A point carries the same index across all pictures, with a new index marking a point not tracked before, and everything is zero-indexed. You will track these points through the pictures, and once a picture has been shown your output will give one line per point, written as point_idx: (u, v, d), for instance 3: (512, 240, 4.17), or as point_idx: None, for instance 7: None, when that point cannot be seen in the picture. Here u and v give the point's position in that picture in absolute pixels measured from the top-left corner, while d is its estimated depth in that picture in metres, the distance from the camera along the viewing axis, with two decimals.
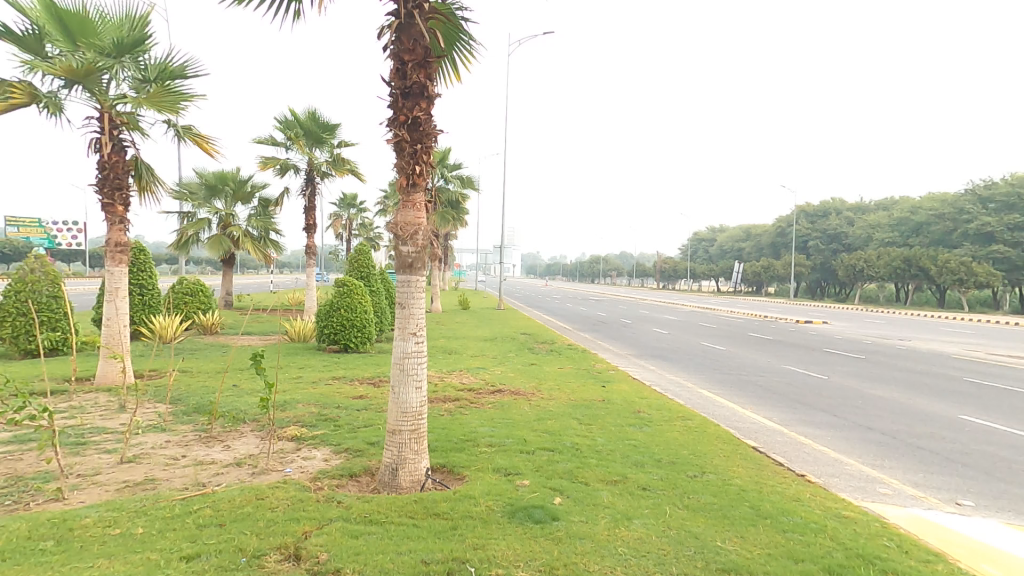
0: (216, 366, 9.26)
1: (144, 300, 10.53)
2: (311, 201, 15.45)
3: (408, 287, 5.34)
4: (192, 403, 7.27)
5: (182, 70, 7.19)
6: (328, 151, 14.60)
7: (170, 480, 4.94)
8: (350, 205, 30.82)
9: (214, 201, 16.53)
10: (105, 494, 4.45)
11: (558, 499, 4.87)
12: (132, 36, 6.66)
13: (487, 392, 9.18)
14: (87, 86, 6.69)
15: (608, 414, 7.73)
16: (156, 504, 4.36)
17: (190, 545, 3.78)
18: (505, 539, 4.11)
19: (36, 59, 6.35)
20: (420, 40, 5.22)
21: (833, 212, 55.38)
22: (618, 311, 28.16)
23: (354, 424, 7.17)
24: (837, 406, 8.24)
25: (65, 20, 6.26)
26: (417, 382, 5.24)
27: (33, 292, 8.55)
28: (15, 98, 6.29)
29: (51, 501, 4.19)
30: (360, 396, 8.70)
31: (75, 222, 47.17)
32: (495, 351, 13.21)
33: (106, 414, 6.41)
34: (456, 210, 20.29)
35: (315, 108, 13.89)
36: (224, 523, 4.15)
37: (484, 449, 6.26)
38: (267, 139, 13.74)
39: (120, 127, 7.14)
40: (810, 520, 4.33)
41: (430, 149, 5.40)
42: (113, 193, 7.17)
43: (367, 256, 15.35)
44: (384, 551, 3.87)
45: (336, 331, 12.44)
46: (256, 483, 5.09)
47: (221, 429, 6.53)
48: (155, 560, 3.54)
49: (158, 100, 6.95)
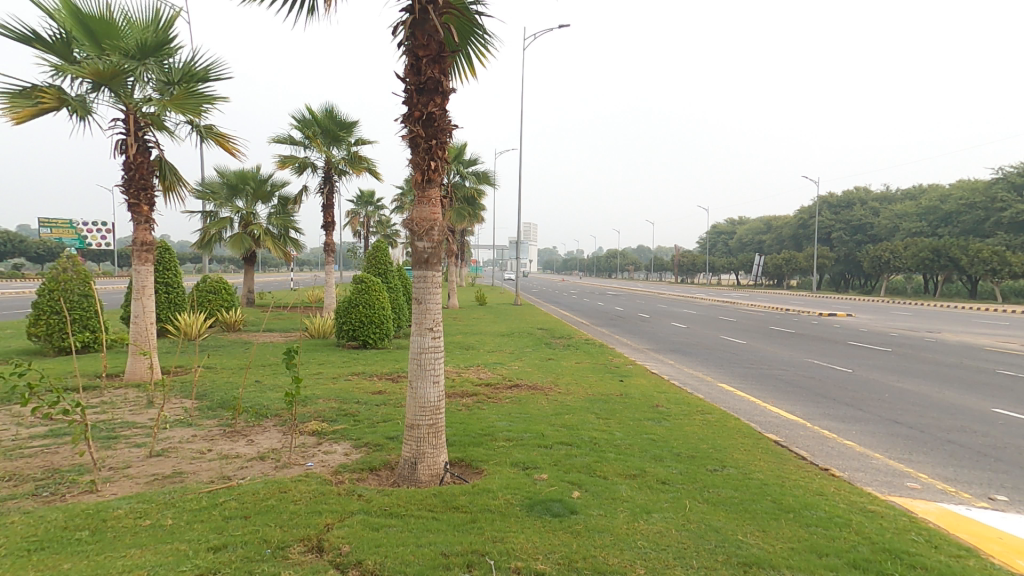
0: (239, 362, 9.42)
1: (169, 298, 10.75)
2: (329, 199, 15.60)
3: (424, 283, 5.36)
4: (217, 399, 7.41)
5: (205, 72, 7.29)
6: (346, 149, 14.74)
7: (197, 473, 5.04)
8: (367, 202, 31.07)
9: (235, 199, 16.76)
10: (136, 486, 4.58)
11: (577, 493, 4.88)
12: (156, 39, 6.75)
13: (504, 387, 9.21)
14: (113, 89, 6.83)
15: (626, 409, 7.70)
16: (185, 496, 4.47)
17: (217, 536, 3.87)
18: (523, 533, 4.13)
19: (64, 63, 6.50)
20: (434, 35, 5.24)
21: (858, 202, 54.26)
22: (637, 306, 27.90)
23: (373, 418, 7.26)
24: (862, 400, 8.10)
25: (91, 24, 6.38)
26: (435, 377, 5.27)
27: (65, 291, 8.74)
28: (44, 103, 6.44)
29: (86, 492, 4.32)
30: (378, 392, 8.81)
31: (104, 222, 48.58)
32: (513, 347, 13.23)
33: (135, 409, 6.57)
34: (473, 206, 20.33)
35: (332, 106, 14.00)
36: (249, 515, 4.24)
37: (501, 444, 6.29)
38: (285, 138, 13.89)
39: (145, 128, 7.29)
40: (834, 514, 4.27)
41: (446, 144, 5.42)
42: (138, 194, 7.31)
43: (384, 253, 15.44)
44: (405, 543, 3.92)
45: (355, 327, 12.57)
46: (279, 477, 5.18)
47: (245, 424, 6.67)
48: (184, 550, 3.63)
49: (182, 102, 7.07)
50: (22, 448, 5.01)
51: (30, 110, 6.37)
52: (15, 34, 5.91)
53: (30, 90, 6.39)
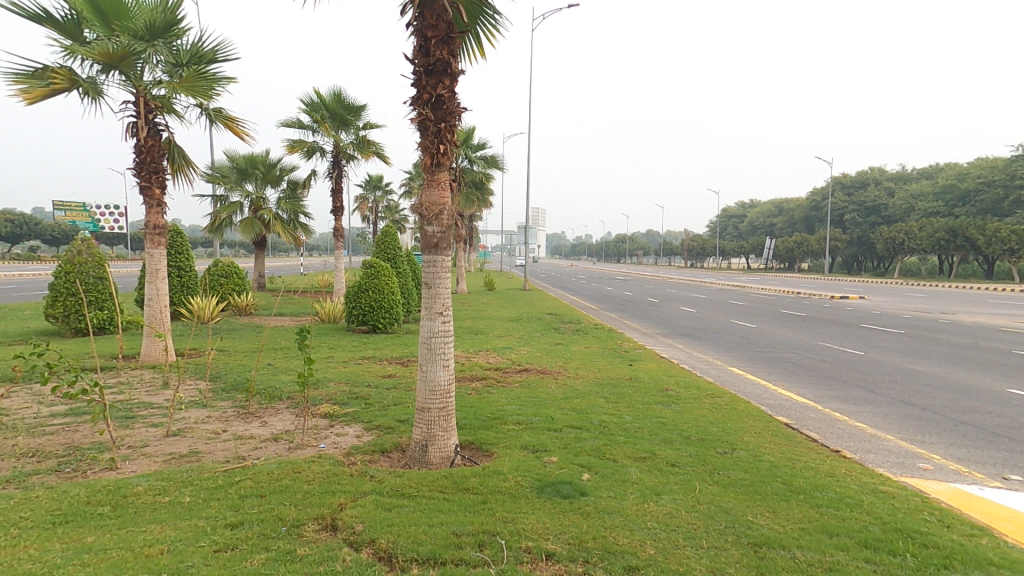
0: (251, 346, 9.52)
1: (182, 282, 10.85)
2: (338, 183, 15.58)
3: (434, 267, 5.35)
4: (230, 381, 7.51)
5: (214, 54, 7.27)
6: (354, 133, 14.70)
7: (213, 453, 5.13)
8: (375, 187, 31.08)
9: (245, 184, 16.80)
10: (154, 464, 4.66)
11: (586, 475, 4.91)
12: (165, 19, 6.72)
13: (513, 371, 9.26)
14: (123, 71, 6.84)
15: (635, 392, 7.73)
16: (202, 475, 4.56)
17: (234, 513, 3.95)
18: (534, 514, 4.17)
19: (74, 44, 6.50)
20: (443, 15, 5.18)
21: (872, 183, 53.51)
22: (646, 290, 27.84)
23: (384, 402, 7.33)
24: (874, 382, 8.05)
25: (101, 4, 6.36)
26: (445, 360, 5.30)
27: (81, 274, 8.84)
28: (56, 84, 6.46)
29: (106, 469, 4.41)
30: (388, 375, 8.89)
31: (116, 207, 49.06)
32: (522, 331, 13.26)
33: (152, 390, 6.67)
34: (481, 190, 20.25)
35: (340, 89, 13.93)
36: (265, 494, 4.31)
37: (511, 427, 6.33)
38: (294, 122, 13.86)
39: (156, 111, 7.30)
40: (845, 495, 4.27)
41: (455, 127, 5.38)
42: (150, 177, 7.35)
43: (393, 237, 15.46)
44: (417, 523, 3.98)
45: (365, 312, 12.64)
46: (292, 457, 5.26)
47: (258, 406, 6.76)
48: (202, 527, 3.70)
49: (191, 84, 7.08)
50: (43, 425, 5.11)
51: (42, 91, 6.39)
52: (25, 14, 5.91)
53: (42, 71, 6.41)
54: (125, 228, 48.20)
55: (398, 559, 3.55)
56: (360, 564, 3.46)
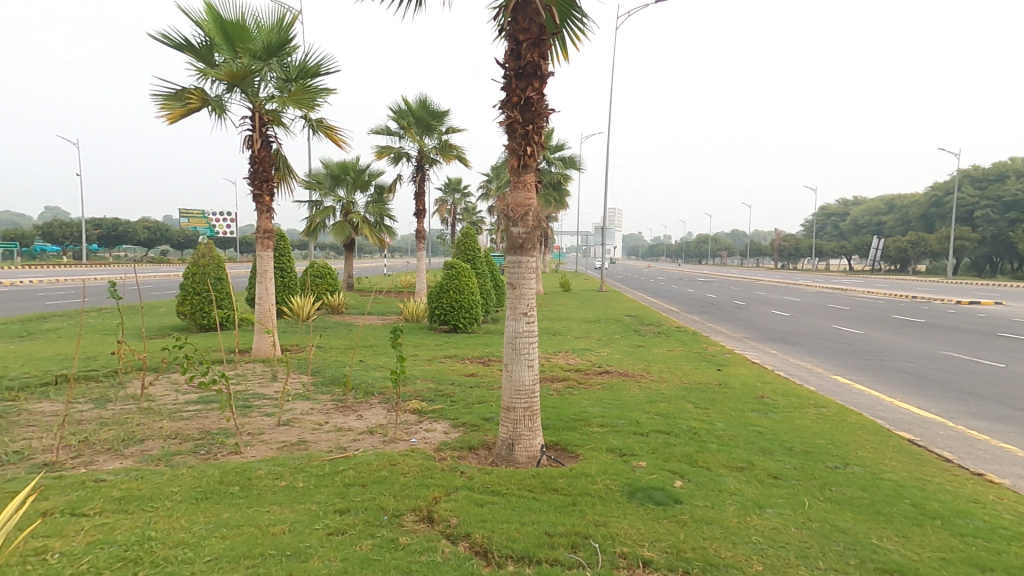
0: (344, 343, 10.06)
1: (284, 282, 11.65)
2: (421, 187, 16.12)
3: (518, 269, 5.38)
4: (328, 375, 7.99)
5: (320, 68, 7.76)
6: (438, 138, 15.14)
7: (318, 443, 5.47)
8: (454, 189, 31.94)
9: (337, 189, 17.81)
10: (271, 451, 5.04)
11: (679, 482, 4.76)
12: (280, 40, 7.25)
13: (594, 373, 9.16)
14: (244, 88, 7.46)
15: (726, 398, 7.42)
16: (311, 462, 4.87)
17: (341, 500, 4.18)
18: (627, 519, 4.10)
19: (206, 67, 7.16)
20: (535, 19, 5.22)
21: (1012, 175, 48.12)
22: (736, 293, 26.66)
23: (468, 400, 7.50)
24: (1015, 399, 7.21)
25: (228, 29, 6.94)
26: (530, 360, 5.33)
27: (204, 275, 9.68)
28: (191, 104, 7.14)
29: (232, 453, 4.82)
30: (470, 374, 9.09)
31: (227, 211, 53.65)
32: (602, 333, 13.05)
33: (263, 382, 7.24)
34: (559, 192, 20.25)
35: (425, 96, 14.41)
36: (366, 484, 4.54)
37: (595, 429, 6.26)
38: (382, 129, 14.49)
39: (268, 124, 7.90)
40: (995, 527, 3.87)
41: (543, 129, 5.41)
42: (261, 185, 7.96)
43: (473, 238, 15.77)
44: (509, 520, 4.03)
45: (447, 312, 12.97)
46: (388, 450, 5.50)
47: (354, 400, 7.13)
48: (315, 510, 3.96)
49: (298, 98, 7.60)
50: (180, 411, 5.68)
51: (180, 111, 7.08)
52: (169, 43, 6.60)
53: (180, 93, 7.10)
54: (233, 232, 52.51)
55: (494, 554, 3.60)
56: (459, 556, 3.55)
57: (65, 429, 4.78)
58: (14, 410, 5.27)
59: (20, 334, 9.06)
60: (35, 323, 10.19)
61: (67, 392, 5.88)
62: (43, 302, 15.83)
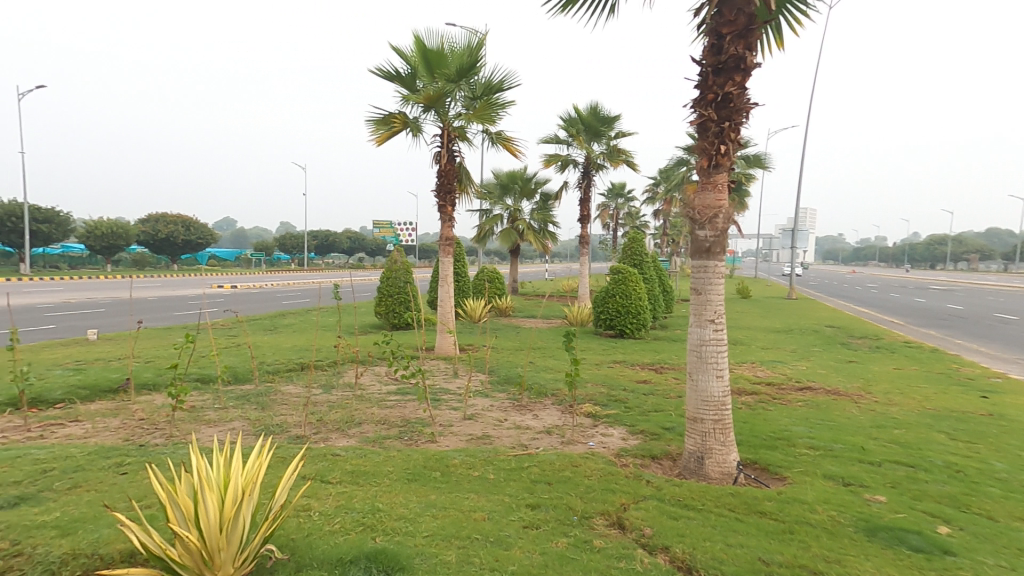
0: (515, 345, 10.25)
1: (459, 286, 12.44)
2: (586, 193, 16.04)
3: (704, 273, 4.80)
4: (503, 375, 8.16)
5: (504, 84, 8.08)
6: (605, 143, 14.96)
7: (501, 438, 5.53)
8: (618, 195, 31.48)
9: (506, 198, 18.59)
10: (461, 442, 5.20)
11: (944, 529, 3.83)
12: (472, 61, 7.70)
13: (793, 389, 8.09)
14: (438, 109, 8.05)
15: (1001, 434, 5.96)
16: (498, 456, 4.90)
17: (531, 495, 4.09)
18: (866, 560, 3.38)
19: (409, 93, 7.86)
20: (744, 8, 4.55)
21: None
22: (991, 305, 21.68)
23: (644, 407, 7.06)
24: None
25: (429, 57, 7.53)
26: (719, 369, 4.74)
27: (395, 279, 10.69)
28: (395, 128, 7.89)
29: (429, 442, 5.06)
30: (644, 381, 8.61)
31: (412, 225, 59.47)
32: (795, 345, 11.54)
33: (446, 377, 7.66)
34: (740, 193, 18.71)
35: (596, 102, 14.31)
36: (552, 482, 4.40)
37: (802, 451, 5.43)
38: (551, 138, 14.71)
39: (455, 140, 8.40)
40: None
41: (741, 126, 4.72)
42: (446, 197, 8.49)
43: (639, 243, 15.20)
44: (711, 538, 3.57)
45: (612, 317, 12.58)
46: (568, 451, 5.34)
47: (529, 400, 7.16)
48: (509, 502, 3.92)
49: (483, 114, 8.02)
50: (386, 399, 6.17)
51: (386, 134, 7.85)
52: (382, 74, 7.34)
53: (386, 118, 7.88)
54: (414, 243, 57.95)
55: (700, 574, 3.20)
56: (660, 569, 3.20)
57: (308, 408, 5.41)
58: (265, 388, 6.18)
59: (264, 327, 10.87)
60: (271, 318, 12.15)
61: (302, 377, 6.78)
62: (271, 301, 18.90)
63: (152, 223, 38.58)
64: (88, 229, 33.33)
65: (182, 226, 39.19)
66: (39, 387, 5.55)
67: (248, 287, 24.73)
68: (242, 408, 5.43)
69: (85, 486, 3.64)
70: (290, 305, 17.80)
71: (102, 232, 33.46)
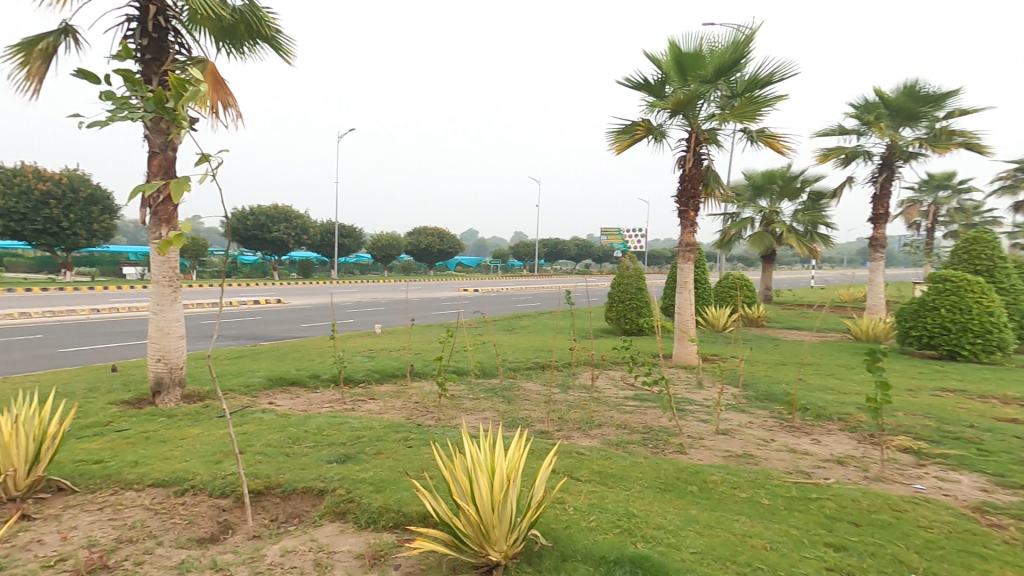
0: (776, 358, 9.33)
1: (700, 293, 12.29)
2: (885, 187, 13.59)
3: None
4: (763, 391, 7.25)
5: (771, 77, 7.52)
6: (926, 127, 12.51)
7: (770, 460, 4.83)
8: (940, 186, 25.13)
9: (759, 199, 17.36)
10: (717, 457, 4.87)
11: None
12: (733, 58, 7.42)
13: None
14: (685, 113, 7.93)
15: None
16: (773, 480, 4.28)
17: (830, 534, 3.41)
18: None
19: (657, 99, 7.95)
20: None
21: None
22: None
23: (1015, 454, 4.94)
24: None
25: (683, 60, 7.52)
26: None
27: (627, 285, 10.84)
28: (637, 135, 8.00)
29: (678, 453, 4.92)
30: (1009, 417, 6.06)
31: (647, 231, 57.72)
32: None
33: (689, 387, 7.43)
34: None
35: (908, 80, 12.10)
36: (861, 524, 3.55)
37: None
38: (839, 127, 12.99)
39: (702, 143, 8.15)
40: None
41: None
42: (688, 202, 8.32)
43: (988, 239, 10.82)
44: None
45: (936, 334, 9.58)
46: (878, 490, 4.24)
47: (802, 421, 6.09)
48: (798, 536, 3.35)
49: (741, 112, 7.61)
50: (624, 404, 6.28)
51: (628, 141, 8.03)
52: (631, 84, 7.53)
53: (630, 126, 8.05)
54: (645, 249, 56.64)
55: None
56: None
57: (548, 406, 5.87)
58: (507, 383, 6.91)
59: (503, 327, 12.05)
60: (514, 320, 13.34)
61: (540, 375, 7.34)
62: (509, 303, 20.80)
63: (415, 234, 45.62)
64: (372, 241, 41.30)
65: (438, 237, 45.59)
66: (348, 368, 7.10)
67: (492, 291, 27.66)
68: (489, 399, 6.15)
69: (386, 452, 4.50)
70: (522, 307, 19.41)
71: (381, 243, 41.15)
